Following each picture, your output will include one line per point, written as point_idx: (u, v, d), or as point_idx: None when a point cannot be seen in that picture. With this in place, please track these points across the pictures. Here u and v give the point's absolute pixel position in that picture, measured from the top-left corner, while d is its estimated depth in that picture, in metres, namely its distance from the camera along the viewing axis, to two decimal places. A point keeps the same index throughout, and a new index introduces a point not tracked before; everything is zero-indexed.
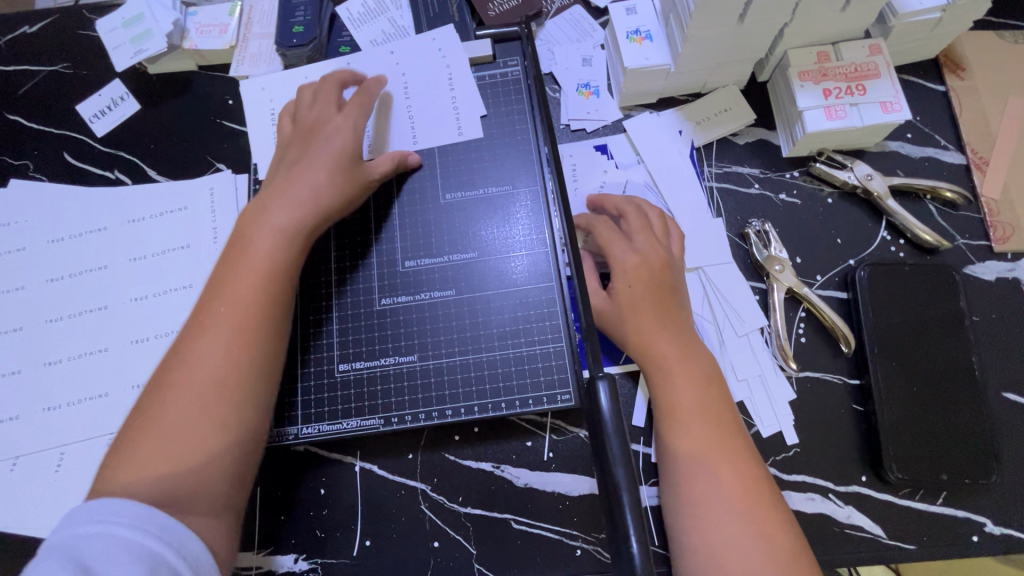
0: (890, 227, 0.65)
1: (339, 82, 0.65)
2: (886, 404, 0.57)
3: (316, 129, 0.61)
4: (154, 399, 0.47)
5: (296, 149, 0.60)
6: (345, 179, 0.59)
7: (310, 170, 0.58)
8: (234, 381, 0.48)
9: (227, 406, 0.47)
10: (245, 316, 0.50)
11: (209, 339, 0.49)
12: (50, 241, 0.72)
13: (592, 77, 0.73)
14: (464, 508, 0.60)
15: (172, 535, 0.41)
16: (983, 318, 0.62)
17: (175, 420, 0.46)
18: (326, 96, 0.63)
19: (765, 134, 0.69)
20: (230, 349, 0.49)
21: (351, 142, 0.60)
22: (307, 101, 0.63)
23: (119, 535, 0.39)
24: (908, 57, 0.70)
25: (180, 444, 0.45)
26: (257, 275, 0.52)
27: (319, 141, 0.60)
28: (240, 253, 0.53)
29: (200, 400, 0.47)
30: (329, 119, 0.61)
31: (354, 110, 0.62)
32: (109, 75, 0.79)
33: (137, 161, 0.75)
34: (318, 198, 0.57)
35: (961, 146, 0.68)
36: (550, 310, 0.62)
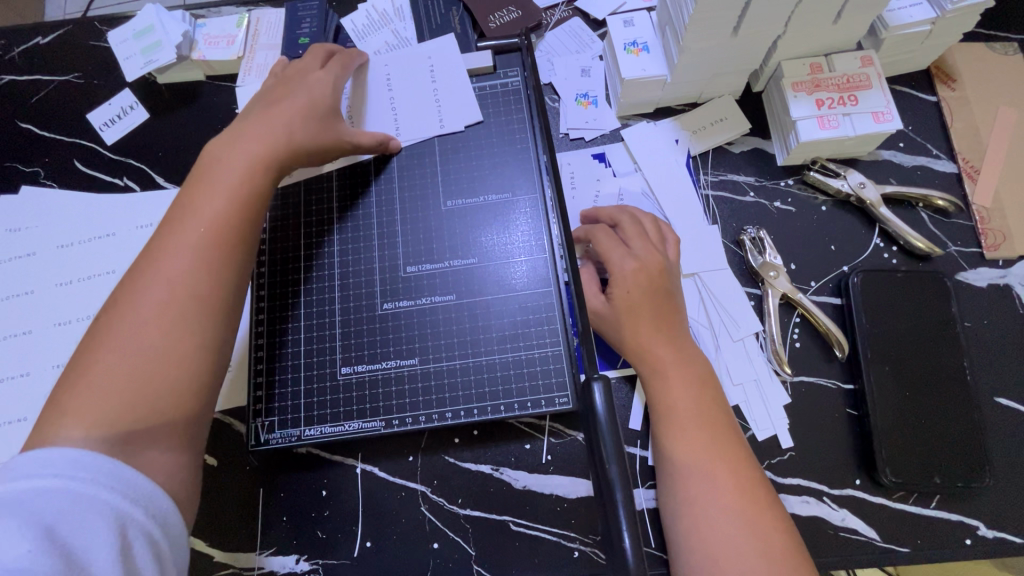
0: (883, 235, 0.66)
1: (326, 50, 0.69)
2: (879, 408, 0.58)
3: (297, 80, 0.64)
4: (119, 302, 0.49)
5: (275, 94, 0.63)
6: (320, 127, 0.62)
7: (285, 111, 0.60)
8: (199, 294, 0.50)
9: (192, 318, 0.49)
10: (213, 234, 0.52)
11: (175, 253, 0.51)
12: (60, 246, 0.73)
13: (590, 87, 0.74)
14: (463, 510, 0.60)
15: (136, 491, 0.42)
16: (975, 324, 0.63)
17: (137, 330, 0.48)
18: (314, 56, 0.67)
19: (761, 143, 0.71)
20: (193, 262, 0.51)
21: (327, 94, 0.64)
22: (293, 66, 0.67)
23: (81, 493, 0.40)
24: (900, 68, 0.71)
25: (142, 359, 0.47)
26: (224, 198, 0.54)
27: (297, 90, 0.63)
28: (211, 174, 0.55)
29: (163, 305, 0.49)
30: (311, 72, 0.65)
31: (337, 69, 0.67)
32: (119, 85, 0.81)
33: (145, 169, 0.77)
34: (292, 139, 0.59)
35: (953, 155, 0.69)
36: (548, 315, 0.63)
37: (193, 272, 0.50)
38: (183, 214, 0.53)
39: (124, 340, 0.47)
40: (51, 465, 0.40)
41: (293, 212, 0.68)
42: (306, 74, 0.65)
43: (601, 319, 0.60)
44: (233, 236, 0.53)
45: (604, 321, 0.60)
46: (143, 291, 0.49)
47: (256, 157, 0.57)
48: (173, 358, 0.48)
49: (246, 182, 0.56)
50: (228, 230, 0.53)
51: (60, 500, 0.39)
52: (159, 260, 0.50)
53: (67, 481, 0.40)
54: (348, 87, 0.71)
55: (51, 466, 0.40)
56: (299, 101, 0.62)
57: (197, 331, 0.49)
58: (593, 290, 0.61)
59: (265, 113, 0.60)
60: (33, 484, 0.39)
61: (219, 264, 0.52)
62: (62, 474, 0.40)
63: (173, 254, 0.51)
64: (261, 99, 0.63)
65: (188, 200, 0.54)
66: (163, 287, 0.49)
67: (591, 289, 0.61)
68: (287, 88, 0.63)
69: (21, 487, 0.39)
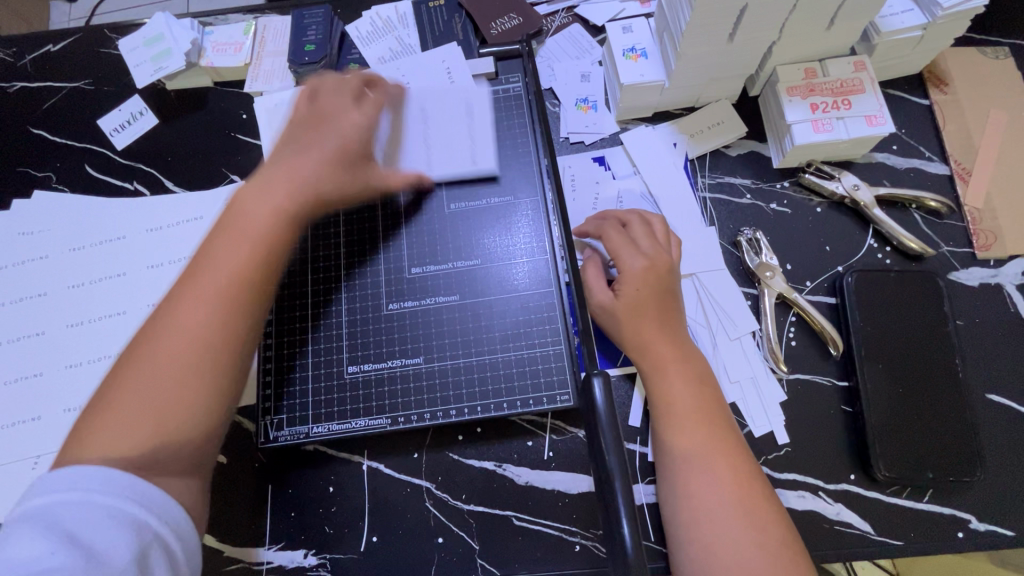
0: (877, 236, 0.68)
1: (360, 82, 0.69)
2: (872, 405, 0.60)
3: (327, 120, 0.65)
4: (139, 351, 0.50)
5: (308, 135, 0.64)
6: (341, 173, 0.63)
7: (312, 159, 0.62)
8: (213, 339, 0.51)
9: (203, 363, 0.50)
10: (232, 284, 0.52)
11: (191, 300, 0.51)
12: (71, 249, 0.75)
13: (590, 92, 0.76)
14: (467, 505, 0.62)
15: (150, 500, 0.44)
16: (967, 322, 0.64)
17: (152, 379, 0.48)
18: (349, 86, 0.67)
19: (757, 146, 0.72)
20: (210, 311, 0.51)
21: (358, 137, 0.64)
22: (332, 92, 0.67)
23: (100, 505, 0.42)
24: (893, 72, 0.73)
25: (153, 408, 0.47)
26: (245, 247, 0.55)
27: (327, 131, 0.64)
28: (236, 223, 0.56)
29: (178, 355, 0.49)
30: (341, 111, 0.65)
31: (372, 112, 0.67)
32: (129, 92, 0.82)
33: (155, 173, 0.79)
34: (318, 189, 0.61)
35: (945, 157, 0.70)
36: (549, 314, 0.64)
37: (206, 315, 0.51)
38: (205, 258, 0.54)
39: (138, 381, 0.48)
40: (73, 479, 0.43)
41: None
42: (342, 113, 0.65)
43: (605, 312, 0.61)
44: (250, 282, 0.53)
45: (607, 314, 0.61)
46: (160, 335, 0.50)
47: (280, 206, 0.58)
48: (186, 404, 0.48)
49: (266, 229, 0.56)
50: (246, 275, 0.53)
51: (82, 510, 0.42)
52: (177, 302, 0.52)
53: (88, 494, 0.42)
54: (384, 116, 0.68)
55: (72, 479, 0.43)
56: (330, 147, 0.63)
57: (207, 374, 0.50)
58: (599, 285, 0.62)
59: (291, 158, 0.61)
60: (59, 497, 0.42)
61: (237, 313, 0.52)
62: (83, 487, 0.42)
63: (191, 298, 0.52)
64: (293, 140, 0.64)
65: (211, 244, 0.55)
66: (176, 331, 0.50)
67: (598, 284, 0.62)
68: (318, 130, 0.64)
69: (49, 500, 0.42)
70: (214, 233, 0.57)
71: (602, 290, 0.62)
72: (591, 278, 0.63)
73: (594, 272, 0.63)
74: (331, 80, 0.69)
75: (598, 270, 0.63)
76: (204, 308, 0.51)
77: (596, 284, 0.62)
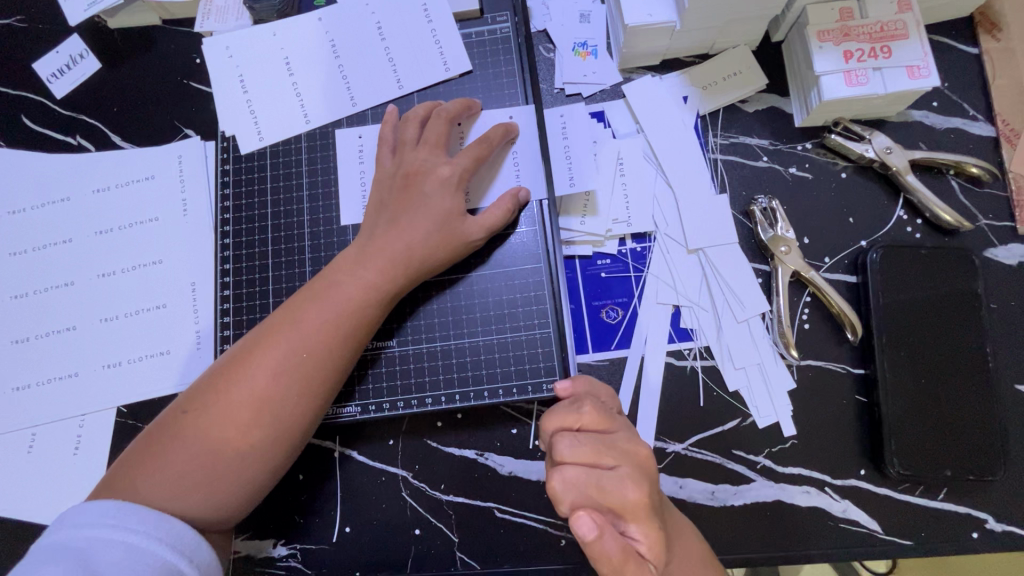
0: (907, 206, 0.60)
1: (447, 118, 0.58)
2: (891, 396, 0.54)
3: (424, 180, 0.56)
4: (200, 404, 0.49)
5: (398, 198, 0.56)
6: (447, 239, 0.55)
7: (414, 228, 0.54)
8: (278, 423, 0.49)
9: (266, 448, 0.49)
10: (310, 370, 0.50)
11: (263, 374, 0.49)
12: (12, 212, 0.68)
13: (589, 35, 0.66)
14: (446, 495, 0.58)
15: (184, 544, 0.44)
16: (1001, 305, 0.58)
17: (209, 442, 0.48)
18: (434, 135, 0.57)
19: (777, 101, 0.64)
20: (281, 393, 0.49)
21: (451, 200, 0.55)
22: (414, 136, 0.58)
23: (133, 544, 0.41)
24: (940, 13, 0.63)
25: (199, 468, 0.47)
26: (327, 328, 0.51)
27: (417, 207, 0.55)
28: (324, 296, 0.52)
29: (238, 427, 0.48)
30: (435, 165, 0.56)
31: (467, 161, 0.56)
32: (66, 30, 0.72)
33: (100, 126, 0.70)
34: (412, 257, 0.54)
35: (990, 116, 0.62)
36: (538, 294, 0.58)
37: (281, 396, 0.49)
38: (286, 327, 0.51)
39: (200, 443, 0.47)
40: (108, 515, 0.42)
41: (259, 177, 0.64)
42: (434, 170, 0.56)
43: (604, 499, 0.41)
44: (327, 371, 0.51)
45: (569, 483, 0.41)
46: (230, 398, 0.48)
47: (370, 286, 0.53)
48: (232, 478, 0.48)
49: (353, 311, 0.52)
50: (324, 368, 0.51)
51: (116, 550, 0.41)
52: (248, 367, 0.50)
53: (124, 532, 0.42)
54: (490, 160, 0.60)
55: (108, 518, 0.42)
56: (429, 210, 0.55)
57: (261, 461, 0.49)
58: (615, 447, 0.43)
59: (394, 224, 0.55)
60: (94, 534, 0.41)
61: (310, 406, 0.50)
62: (120, 523, 0.42)
63: (264, 366, 0.49)
64: (382, 206, 0.56)
65: (293, 312, 0.52)
66: (245, 403, 0.48)
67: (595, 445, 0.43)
68: (413, 193, 0.56)
69: (82, 534, 0.41)
70: (299, 296, 0.53)
71: (611, 498, 0.41)
72: (582, 423, 0.44)
73: (607, 412, 0.45)
74: (417, 112, 0.59)
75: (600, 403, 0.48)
76: (279, 391, 0.49)
77: (584, 449, 0.42)
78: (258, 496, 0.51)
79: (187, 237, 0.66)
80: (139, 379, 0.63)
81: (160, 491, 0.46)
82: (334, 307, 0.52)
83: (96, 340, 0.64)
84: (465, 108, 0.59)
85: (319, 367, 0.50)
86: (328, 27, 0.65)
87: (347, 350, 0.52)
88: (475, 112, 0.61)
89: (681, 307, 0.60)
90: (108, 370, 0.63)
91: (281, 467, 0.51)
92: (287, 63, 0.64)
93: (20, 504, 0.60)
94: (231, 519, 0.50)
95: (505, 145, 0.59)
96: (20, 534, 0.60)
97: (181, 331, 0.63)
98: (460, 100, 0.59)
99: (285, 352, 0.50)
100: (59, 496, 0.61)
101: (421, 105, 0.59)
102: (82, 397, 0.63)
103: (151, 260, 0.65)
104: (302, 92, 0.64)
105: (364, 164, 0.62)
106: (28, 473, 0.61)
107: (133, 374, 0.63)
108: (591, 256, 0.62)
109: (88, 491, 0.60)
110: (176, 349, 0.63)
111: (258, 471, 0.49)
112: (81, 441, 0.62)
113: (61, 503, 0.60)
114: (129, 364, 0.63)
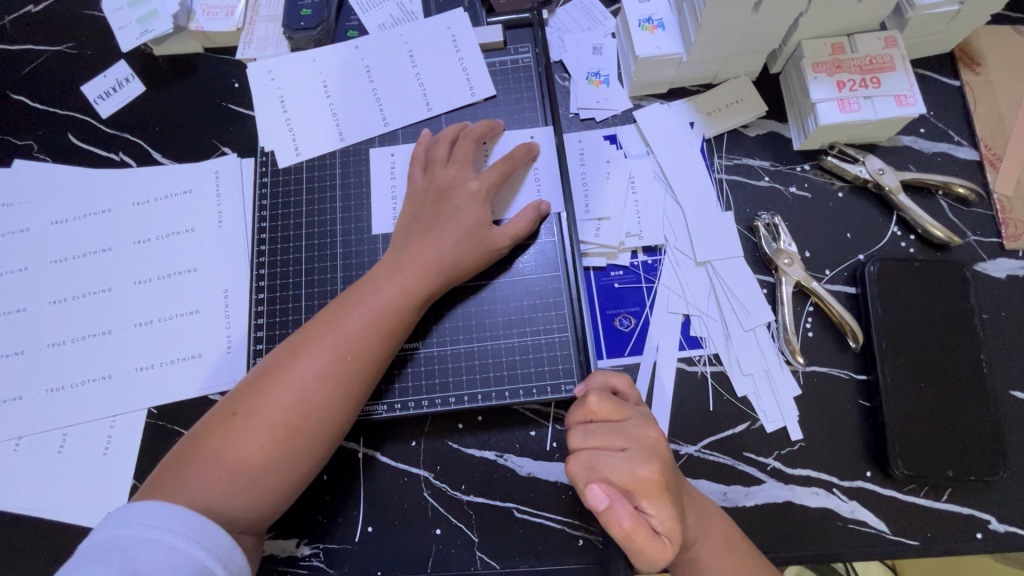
0: (901, 223, 0.65)
1: (474, 139, 0.63)
2: (892, 399, 0.57)
3: (454, 195, 0.60)
4: (245, 406, 0.51)
5: (429, 211, 0.60)
6: (475, 248, 0.59)
7: (443, 238, 0.58)
8: (318, 424, 0.52)
9: (306, 448, 0.51)
10: (350, 373, 0.53)
11: (306, 377, 0.52)
12: (55, 222, 0.72)
13: (602, 66, 0.72)
14: (467, 496, 0.59)
15: (218, 547, 0.44)
16: (992, 316, 0.61)
17: (252, 443, 0.50)
18: (462, 155, 0.62)
19: (777, 126, 0.69)
20: (323, 395, 0.52)
21: (478, 212, 0.59)
22: (445, 155, 0.63)
23: (171, 544, 0.43)
24: (923, 50, 0.69)
25: (244, 468, 0.49)
26: (366, 333, 0.54)
27: (448, 218, 0.59)
28: (361, 303, 0.55)
29: (281, 429, 0.50)
30: (464, 182, 0.60)
31: (493, 176, 0.61)
32: (115, 56, 0.78)
33: (141, 144, 0.74)
34: (443, 264, 0.57)
35: (974, 142, 0.67)
36: (556, 300, 0.62)
37: (322, 397, 0.52)
38: (327, 331, 0.54)
39: (245, 444, 0.50)
40: (152, 515, 0.44)
41: (294, 190, 0.68)
42: (463, 186, 0.60)
43: (616, 478, 0.45)
44: (365, 376, 0.54)
45: (582, 466, 0.47)
46: (274, 401, 0.51)
47: (406, 294, 0.56)
48: (274, 478, 0.50)
49: (390, 316, 0.55)
50: (362, 370, 0.53)
51: (154, 550, 0.42)
52: (292, 371, 0.52)
53: (162, 532, 0.43)
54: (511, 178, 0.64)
55: (147, 517, 0.44)
56: (458, 222, 0.59)
57: (301, 461, 0.51)
58: (623, 433, 0.47)
59: (426, 234, 0.59)
60: (135, 533, 0.43)
61: (349, 408, 0.53)
62: (159, 525, 0.43)
63: (306, 371, 0.52)
64: (415, 218, 0.60)
65: (333, 317, 0.55)
66: (288, 403, 0.51)
67: (606, 434, 0.47)
68: (443, 207, 0.60)
69: (123, 534, 0.43)
70: (337, 304, 0.56)
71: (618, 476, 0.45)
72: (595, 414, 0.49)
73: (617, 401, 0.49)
74: (446, 133, 0.64)
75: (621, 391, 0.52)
76: (321, 393, 0.52)
77: (596, 437, 0.48)
78: (294, 496, 0.53)
79: (223, 248, 0.69)
80: (169, 381, 0.65)
81: (206, 491, 0.48)
82: (371, 313, 0.55)
83: (129, 344, 0.67)
84: (490, 130, 0.64)
85: (358, 370, 0.53)
86: (363, 55, 0.70)
87: (383, 354, 0.55)
88: (499, 132, 0.66)
89: (690, 316, 0.63)
90: (140, 373, 0.66)
91: (317, 468, 0.53)
92: (325, 87, 0.70)
93: (47, 503, 0.62)
94: (268, 518, 0.51)
95: (527, 163, 0.64)
96: (45, 533, 0.61)
97: (214, 335, 0.66)
98: (486, 122, 0.64)
99: (326, 355, 0.53)
100: (87, 495, 0.62)
101: (449, 128, 0.64)
102: (114, 399, 0.65)
103: (186, 269, 0.69)
104: (337, 114, 0.69)
105: (395, 179, 0.67)
106: (57, 473, 0.63)
107: (164, 376, 0.65)
108: (604, 268, 0.65)
109: (116, 490, 0.62)
110: (207, 352, 0.66)
111: (298, 470, 0.51)
112: (111, 442, 0.64)
113: (88, 502, 0.62)
114: (161, 367, 0.66)
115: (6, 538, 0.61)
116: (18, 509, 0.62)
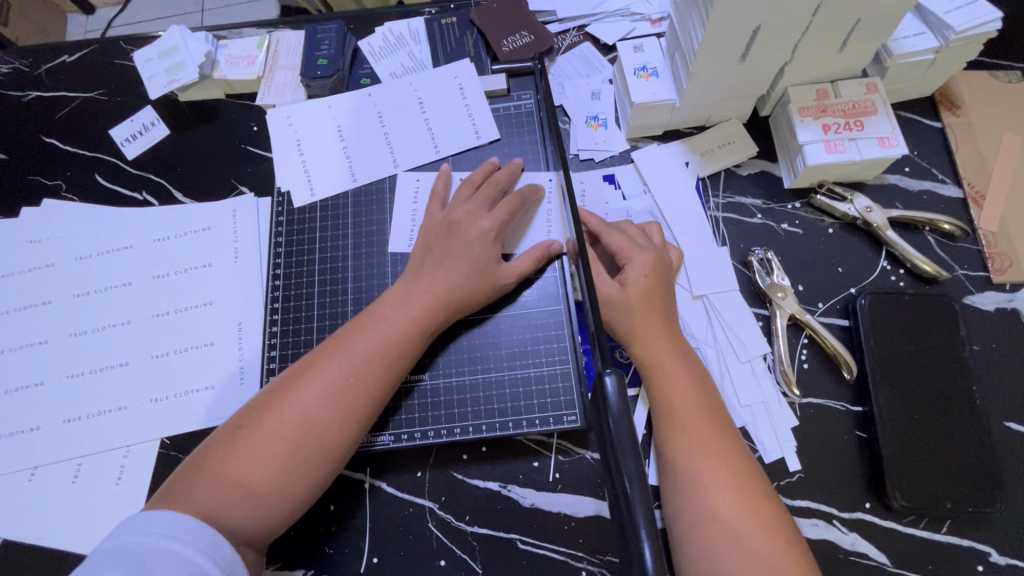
0: (890, 257, 0.67)
1: (500, 184, 0.67)
2: (888, 430, 0.58)
3: (466, 229, 0.63)
4: (253, 422, 0.53)
5: (439, 244, 0.63)
6: (483, 282, 0.61)
7: (452, 271, 0.61)
8: (323, 441, 0.53)
9: (311, 464, 0.53)
10: (356, 393, 0.55)
11: (313, 395, 0.54)
12: (79, 258, 0.75)
13: (601, 110, 0.76)
14: (471, 527, 0.60)
15: (224, 558, 0.46)
16: (983, 348, 0.63)
17: (259, 457, 0.51)
18: (483, 195, 0.66)
19: (767, 165, 0.72)
20: (328, 414, 0.54)
21: (488, 248, 0.62)
22: (467, 195, 0.66)
23: (182, 554, 0.44)
24: (904, 94, 0.72)
25: (250, 479, 0.51)
26: (373, 355, 0.56)
27: (458, 253, 0.62)
28: (368, 327, 0.58)
29: (287, 444, 0.52)
30: (477, 217, 0.64)
31: (505, 215, 0.64)
32: (142, 102, 0.83)
33: (164, 184, 0.79)
34: (450, 296, 0.60)
35: (957, 180, 0.70)
36: (558, 333, 0.64)
37: (327, 415, 0.54)
38: (336, 354, 0.56)
39: (252, 458, 0.51)
40: (164, 525, 0.46)
41: (308, 228, 0.72)
42: (474, 222, 0.63)
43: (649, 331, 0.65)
44: (370, 397, 0.55)
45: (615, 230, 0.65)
46: (282, 417, 0.53)
47: (412, 321, 0.59)
48: (278, 492, 0.51)
49: (396, 343, 0.57)
50: (367, 391, 0.55)
51: (166, 559, 0.43)
52: (300, 389, 0.54)
53: (173, 542, 0.44)
54: (522, 216, 0.68)
55: (160, 527, 0.45)
56: (467, 256, 0.62)
57: (306, 478, 0.53)
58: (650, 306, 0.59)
59: (437, 267, 0.61)
60: (147, 541, 0.44)
61: (353, 428, 0.55)
62: (170, 535, 0.45)
63: (313, 389, 0.54)
64: (427, 250, 0.63)
65: (342, 341, 0.57)
66: (294, 421, 0.53)
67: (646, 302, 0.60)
68: (452, 242, 0.63)
69: (137, 543, 0.44)
70: (346, 328, 0.59)
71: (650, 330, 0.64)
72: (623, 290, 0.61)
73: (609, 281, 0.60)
74: (476, 176, 0.68)
75: (665, 265, 0.62)
76: (326, 411, 0.54)
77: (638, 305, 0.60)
78: (297, 515, 0.54)
79: (238, 282, 0.72)
80: (183, 413, 0.67)
81: (213, 502, 0.49)
82: (378, 338, 0.57)
83: (145, 374, 0.69)
84: (512, 173, 0.68)
85: (362, 391, 0.55)
86: (375, 101, 0.75)
87: (388, 378, 0.57)
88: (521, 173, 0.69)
89: None
90: (155, 404, 0.68)
91: (321, 488, 0.54)
92: (339, 130, 0.74)
93: (58, 533, 0.63)
94: (271, 534, 0.52)
95: (538, 202, 0.68)
96: (54, 564, 0.62)
97: (227, 368, 0.69)
98: (511, 166, 0.68)
99: (334, 375, 0.55)
100: (97, 525, 0.63)
101: (478, 170, 0.69)
102: (128, 430, 0.67)
103: (202, 302, 0.72)
104: (350, 156, 0.73)
105: (417, 204, 0.70)
106: (69, 502, 0.64)
107: (178, 407, 0.67)
108: None
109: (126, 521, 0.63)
110: (220, 384, 0.68)
111: (303, 488, 0.53)
112: (124, 471, 0.66)
113: (99, 532, 0.63)
114: (175, 398, 0.68)
115: (15, 568, 0.62)
116: (30, 539, 0.63)
